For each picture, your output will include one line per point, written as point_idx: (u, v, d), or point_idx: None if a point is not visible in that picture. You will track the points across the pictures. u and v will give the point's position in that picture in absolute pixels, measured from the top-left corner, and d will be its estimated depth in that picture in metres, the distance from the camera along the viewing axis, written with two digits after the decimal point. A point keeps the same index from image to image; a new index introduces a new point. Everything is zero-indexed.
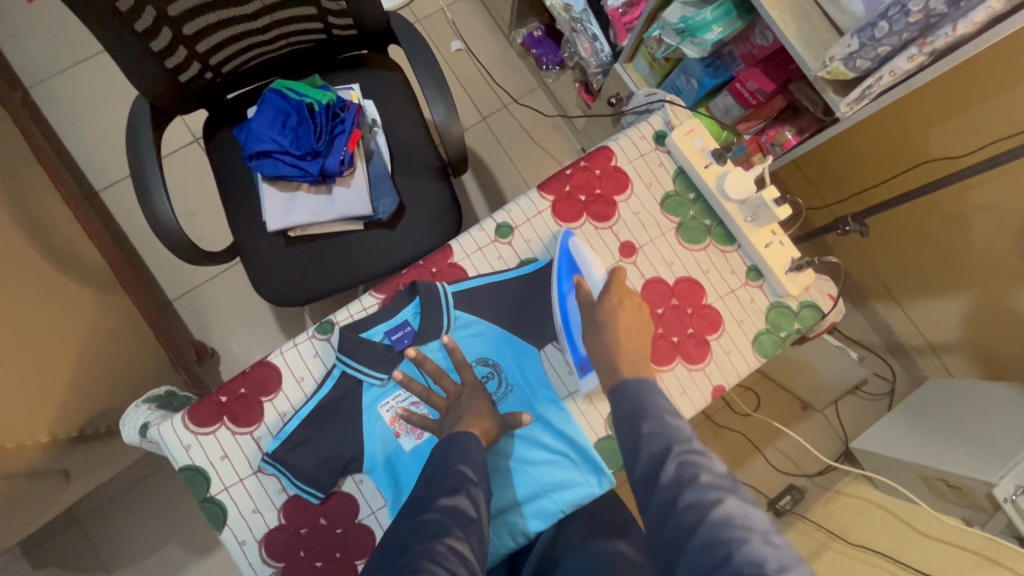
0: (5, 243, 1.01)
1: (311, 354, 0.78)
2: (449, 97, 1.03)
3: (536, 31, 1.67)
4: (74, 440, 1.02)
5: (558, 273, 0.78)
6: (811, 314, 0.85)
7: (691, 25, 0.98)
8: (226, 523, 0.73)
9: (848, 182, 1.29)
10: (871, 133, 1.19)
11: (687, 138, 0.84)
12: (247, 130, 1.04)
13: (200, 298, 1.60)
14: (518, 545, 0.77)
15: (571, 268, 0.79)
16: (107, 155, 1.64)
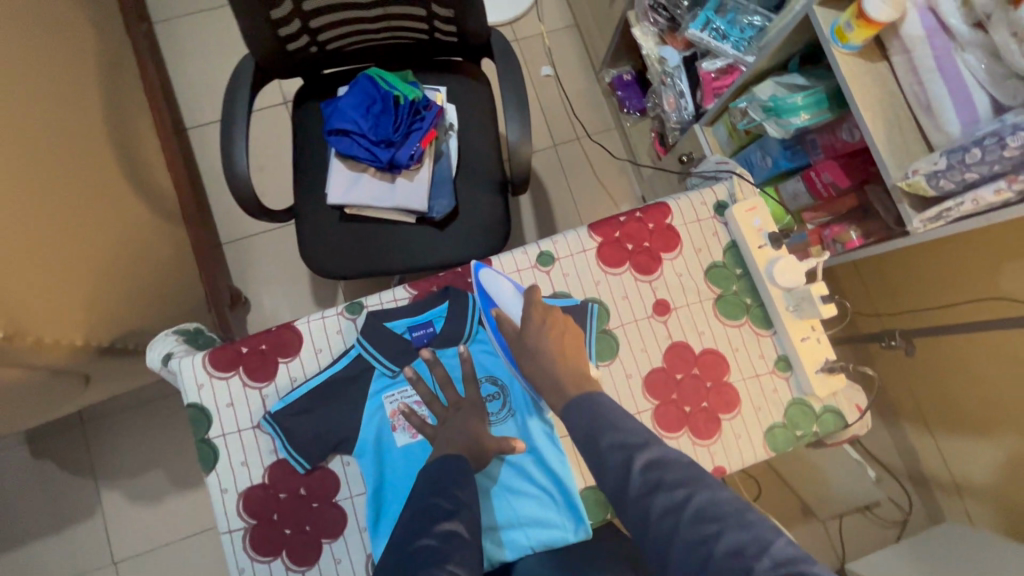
0: (96, 157, 1.09)
1: (335, 330, 0.80)
2: (526, 120, 1.06)
3: (626, 74, 1.69)
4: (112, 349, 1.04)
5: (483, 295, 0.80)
6: (832, 420, 0.81)
7: (779, 105, 0.99)
8: (214, 466, 0.76)
9: (902, 296, 1.25)
10: (937, 256, 1.15)
11: (748, 215, 0.83)
12: (334, 107, 1.09)
13: (251, 248, 1.68)
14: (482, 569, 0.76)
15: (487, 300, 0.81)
16: (203, 98, 1.76)
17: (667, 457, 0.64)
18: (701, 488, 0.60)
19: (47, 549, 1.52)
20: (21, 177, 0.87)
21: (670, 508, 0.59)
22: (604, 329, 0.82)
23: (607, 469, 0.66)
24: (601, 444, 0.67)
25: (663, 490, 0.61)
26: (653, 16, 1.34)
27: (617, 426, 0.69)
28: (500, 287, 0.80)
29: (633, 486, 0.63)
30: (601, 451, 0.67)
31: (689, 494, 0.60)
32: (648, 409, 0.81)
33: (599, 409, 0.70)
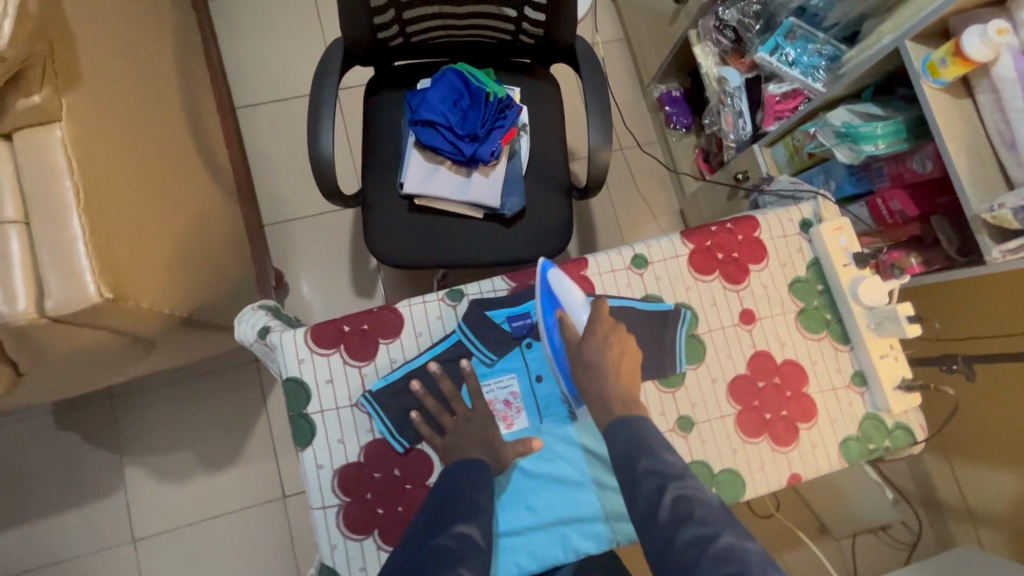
0: (174, 128, 1.09)
1: (434, 315, 0.82)
2: (606, 126, 1.09)
3: (676, 91, 1.74)
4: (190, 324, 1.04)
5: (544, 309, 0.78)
6: (903, 436, 0.85)
7: (857, 132, 1.02)
8: (310, 443, 0.76)
9: (963, 322, 1.17)
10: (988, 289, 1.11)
11: (834, 234, 0.87)
12: (420, 97, 1.11)
13: (293, 232, 1.68)
14: (566, 560, 0.77)
15: (550, 299, 0.80)
16: (254, 79, 1.76)
17: (699, 494, 0.66)
18: (725, 530, 0.62)
19: (67, 522, 1.49)
20: (121, 142, 0.87)
21: (695, 541, 0.62)
22: (693, 333, 0.85)
23: (640, 492, 0.67)
24: (638, 468, 0.69)
25: (691, 523, 0.63)
26: (717, 36, 1.38)
27: (652, 441, 0.71)
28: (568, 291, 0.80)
29: (662, 518, 0.65)
30: (634, 473, 0.69)
31: (717, 532, 0.62)
32: (731, 413, 0.84)
33: (652, 447, 0.70)
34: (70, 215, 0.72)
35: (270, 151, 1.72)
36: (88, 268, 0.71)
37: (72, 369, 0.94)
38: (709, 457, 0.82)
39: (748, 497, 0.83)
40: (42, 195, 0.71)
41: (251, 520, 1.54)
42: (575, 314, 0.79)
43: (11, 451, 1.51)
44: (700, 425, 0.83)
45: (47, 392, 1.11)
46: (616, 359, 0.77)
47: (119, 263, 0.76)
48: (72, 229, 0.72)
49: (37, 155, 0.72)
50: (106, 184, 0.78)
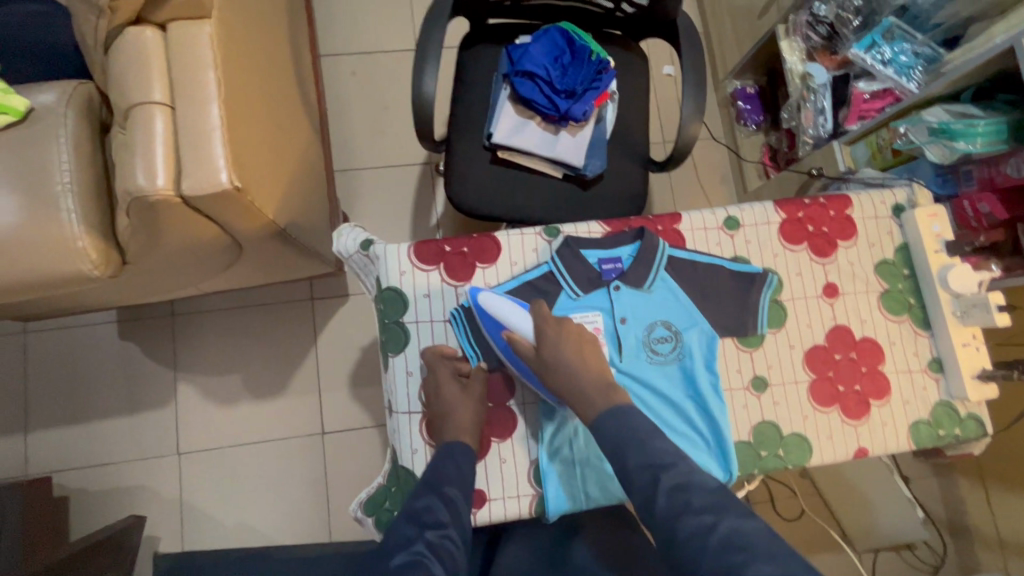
0: (282, 54, 1.14)
1: (531, 247, 0.86)
2: (699, 101, 1.11)
3: (750, 87, 1.72)
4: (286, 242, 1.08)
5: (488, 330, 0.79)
6: (974, 426, 0.86)
7: (954, 129, 1.03)
8: (403, 349, 0.82)
9: None
10: None
11: (928, 220, 0.87)
12: (523, 51, 1.15)
13: (360, 181, 1.73)
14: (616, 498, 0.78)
15: (496, 323, 0.78)
16: (340, 29, 1.80)
17: (693, 482, 0.64)
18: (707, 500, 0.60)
19: (118, 428, 1.56)
20: (250, 54, 0.91)
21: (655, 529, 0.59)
22: (777, 299, 0.87)
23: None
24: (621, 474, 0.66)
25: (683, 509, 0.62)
26: (808, 31, 1.38)
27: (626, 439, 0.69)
28: (501, 308, 0.77)
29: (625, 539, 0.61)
30: (609, 448, 0.66)
31: (714, 521, 0.60)
32: (805, 380, 0.85)
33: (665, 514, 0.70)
34: (210, 105, 0.76)
35: (346, 101, 1.76)
36: (222, 159, 0.75)
37: (169, 264, 0.99)
38: (780, 419, 0.84)
39: (812, 464, 0.84)
40: (188, 83, 0.76)
41: (289, 451, 1.58)
42: (523, 329, 0.76)
43: (75, 354, 1.58)
44: (773, 387, 0.85)
45: (132, 293, 1.16)
46: (578, 351, 0.75)
47: (245, 161, 0.80)
48: (211, 117, 0.76)
49: (187, 48, 0.77)
50: (239, 86, 0.83)
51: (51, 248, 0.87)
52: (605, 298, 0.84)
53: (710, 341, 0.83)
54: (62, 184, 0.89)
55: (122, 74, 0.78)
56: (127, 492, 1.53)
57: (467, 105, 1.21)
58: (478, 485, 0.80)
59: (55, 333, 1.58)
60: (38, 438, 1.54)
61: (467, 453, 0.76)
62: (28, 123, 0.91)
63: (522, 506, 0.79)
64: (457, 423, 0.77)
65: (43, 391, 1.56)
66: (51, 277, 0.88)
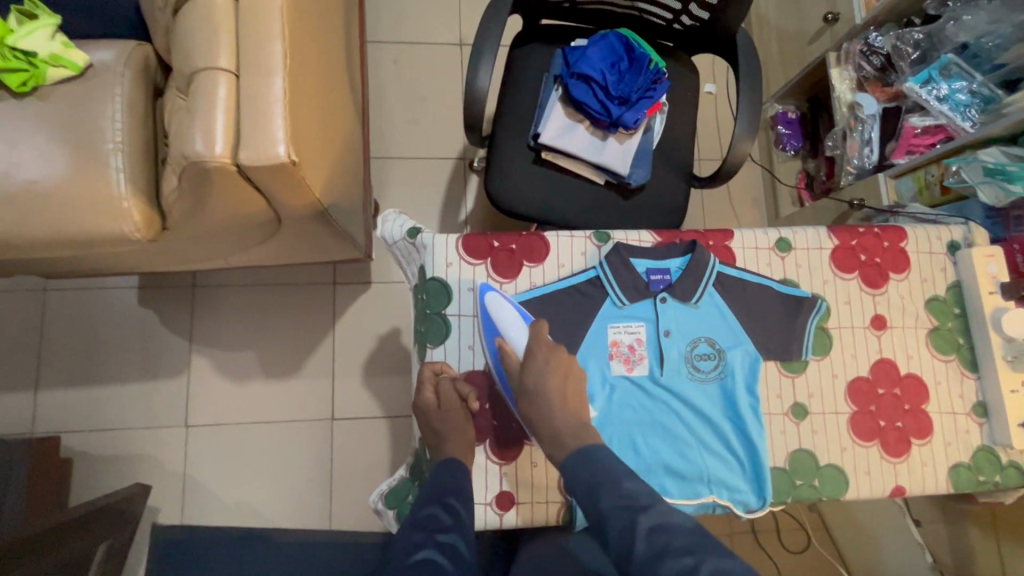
0: (338, 34, 1.13)
1: (579, 251, 0.85)
2: (752, 120, 1.10)
3: (792, 113, 1.71)
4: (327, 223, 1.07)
5: (483, 331, 0.79)
6: (1015, 475, 0.83)
7: (1011, 171, 1.02)
8: (443, 342, 0.81)
9: None
10: None
11: (984, 260, 0.86)
12: (579, 53, 1.14)
13: (394, 170, 1.72)
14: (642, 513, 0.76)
15: (493, 328, 0.78)
16: (389, 16, 1.80)
17: None
18: None
19: (129, 394, 1.55)
20: (312, 30, 0.90)
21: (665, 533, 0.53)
22: (823, 326, 0.85)
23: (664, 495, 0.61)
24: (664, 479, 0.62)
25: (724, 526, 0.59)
26: (861, 61, 1.36)
27: None
28: (503, 314, 0.77)
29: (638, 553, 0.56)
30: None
31: None
32: (846, 412, 0.83)
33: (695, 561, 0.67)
34: (274, 76, 0.75)
35: (388, 90, 1.76)
36: (280, 130, 0.74)
37: (207, 234, 0.98)
38: (817, 448, 0.82)
39: (846, 498, 0.82)
40: (255, 51, 0.75)
41: (297, 434, 1.57)
42: (516, 341, 0.76)
43: (94, 316, 1.57)
44: (813, 416, 0.83)
45: (162, 259, 1.15)
46: None
47: (301, 135, 0.79)
48: (275, 88, 0.75)
49: (258, 17, 0.76)
50: (301, 59, 0.81)
51: (94, 204, 0.86)
52: (651, 308, 0.82)
53: (754, 363, 0.81)
54: (113, 142, 0.89)
55: (189, 38, 0.77)
56: (132, 459, 1.52)
57: (515, 102, 1.20)
58: (507, 486, 0.78)
59: (76, 293, 1.57)
60: (50, 396, 1.53)
61: None
62: (85, 79, 0.91)
63: (548, 513, 0.78)
64: None
65: (58, 349, 1.55)
66: (90, 234, 0.87)
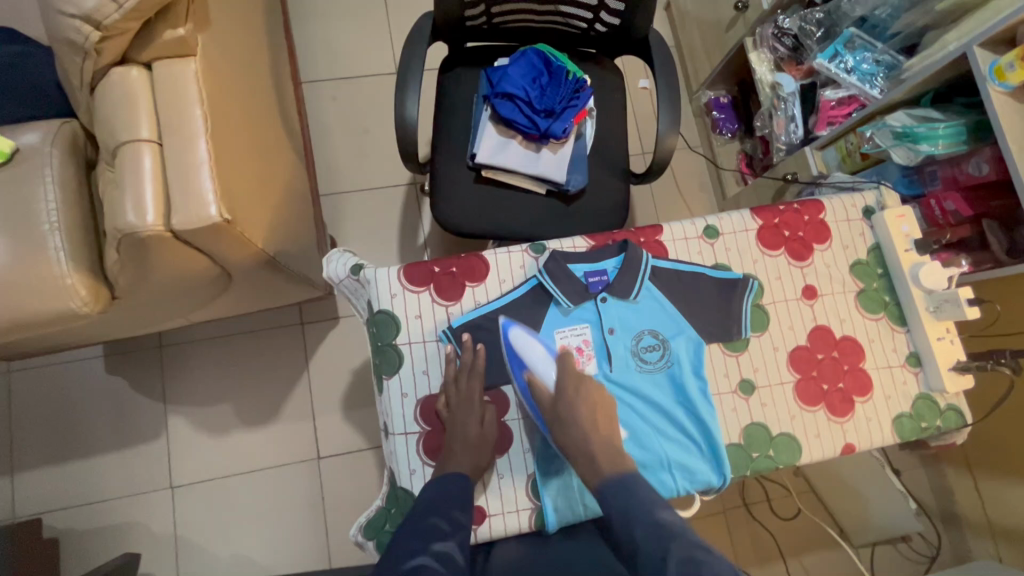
0: (265, 85, 1.15)
1: (518, 265, 0.87)
2: (674, 115, 1.15)
3: (723, 98, 1.77)
4: (279, 268, 1.09)
5: (509, 364, 0.80)
6: (954, 417, 0.88)
7: (918, 132, 1.08)
8: (397, 371, 0.82)
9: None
10: None
11: (897, 220, 0.91)
12: (501, 72, 1.18)
13: (347, 204, 1.74)
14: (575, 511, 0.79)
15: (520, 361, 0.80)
16: (322, 55, 1.83)
17: None
18: None
19: (107, 463, 1.53)
20: (234, 87, 0.93)
21: None
22: (759, 303, 0.89)
23: None
24: None
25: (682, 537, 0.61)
26: (774, 43, 1.43)
27: None
28: (530, 348, 0.79)
29: None
30: None
31: None
32: (791, 380, 0.87)
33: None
34: (197, 139, 0.77)
35: (330, 127, 1.78)
36: (210, 191, 0.76)
37: (159, 297, 0.99)
38: (768, 420, 0.86)
39: (802, 462, 0.86)
40: (174, 118, 0.77)
41: (286, 478, 1.57)
42: (545, 373, 0.78)
43: (61, 391, 1.56)
44: (760, 389, 0.87)
45: (121, 327, 1.16)
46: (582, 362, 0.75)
47: (232, 191, 0.81)
48: (200, 152, 0.77)
49: (173, 84, 0.78)
50: (223, 118, 0.84)
51: (39, 287, 0.87)
52: (594, 312, 0.85)
53: (696, 349, 0.85)
54: (49, 222, 0.90)
55: (107, 112, 0.79)
56: (118, 529, 1.51)
57: (449, 126, 1.24)
58: (478, 501, 0.80)
59: (39, 370, 1.56)
60: (26, 478, 1.51)
61: (457, 477, 0.75)
62: (13, 164, 0.92)
63: (521, 521, 0.80)
64: (451, 443, 0.77)
65: (29, 429, 1.53)
66: (40, 316, 0.88)
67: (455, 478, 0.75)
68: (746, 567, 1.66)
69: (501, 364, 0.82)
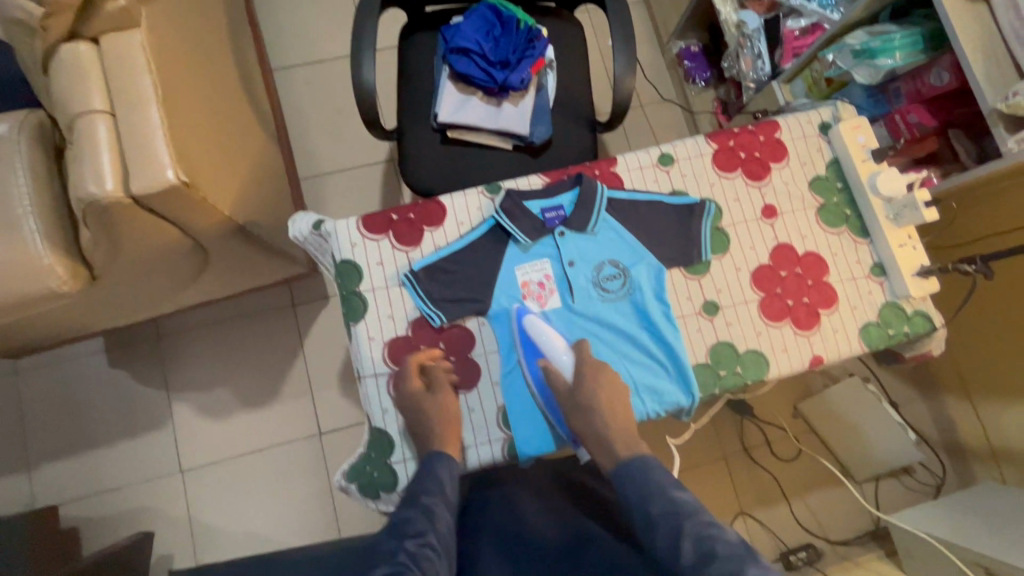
0: (226, 63, 1.17)
1: (475, 206, 0.89)
2: (631, 55, 1.15)
3: (694, 46, 1.75)
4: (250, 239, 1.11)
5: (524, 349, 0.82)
6: (922, 322, 0.89)
7: (874, 47, 1.06)
8: (363, 317, 0.84)
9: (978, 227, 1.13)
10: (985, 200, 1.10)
11: (853, 132, 0.91)
12: (455, 29, 1.20)
13: (327, 185, 1.76)
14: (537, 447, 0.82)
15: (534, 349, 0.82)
16: (291, 40, 1.84)
17: None
18: None
19: (117, 453, 1.58)
20: (188, 61, 0.95)
21: None
22: (718, 226, 0.90)
23: None
24: None
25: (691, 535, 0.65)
26: None
27: None
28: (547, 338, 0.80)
29: None
30: None
31: None
32: (754, 298, 0.88)
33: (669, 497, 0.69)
34: (149, 106, 0.79)
35: (304, 111, 1.80)
36: (166, 155, 0.79)
37: (138, 275, 1.03)
38: (734, 338, 0.87)
39: (771, 378, 0.87)
40: (126, 89, 0.79)
41: (290, 455, 1.61)
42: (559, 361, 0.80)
43: (68, 387, 1.61)
44: (724, 309, 0.88)
45: (111, 313, 1.20)
46: None
47: (190, 157, 0.83)
48: (152, 119, 0.79)
49: (121, 56, 0.80)
50: (175, 87, 0.86)
51: (19, 267, 0.91)
52: (551, 247, 0.86)
53: (657, 275, 0.87)
54: (23, 205, 0.93)
55: (61, 88, 0.81)
56: (132, 515, 1.56)
57: (411, 90, 1.25)
58: None
59: (45, 368, 1.61)
60: (41, 472, 1.56)
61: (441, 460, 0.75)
62: None
63: (493, 451, 0.82)
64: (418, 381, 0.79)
65: (40, 426, 1.59)
66: (24, 296, 0.91)
67: (438, 459, 0.76)
68: (749, 510, 1.67)
69: (463, 303, 0.84)
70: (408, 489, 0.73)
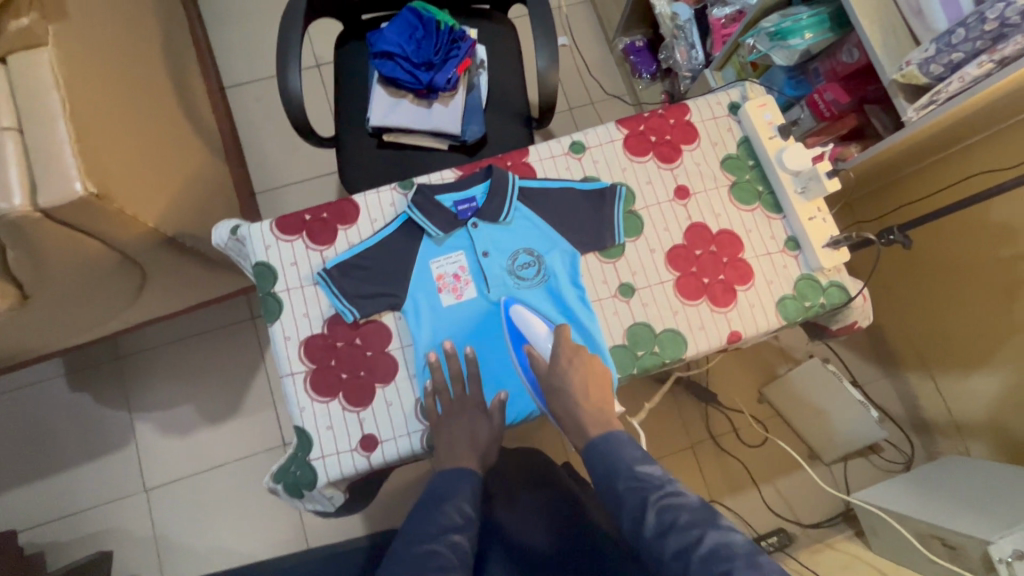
0: (158, 79, 1.19)
1: (388, 202, 0.90)
2: (553, 51, 1.17)
3: (638, 42, 1.79)
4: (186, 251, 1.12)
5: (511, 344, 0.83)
6: (838, 293, 0.89)
7: (785, 28, 1.08)
8: (279, 317, 0.85)
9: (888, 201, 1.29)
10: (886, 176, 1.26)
11: (759, 110, 0.93)
12: (380, 34, 1.22)
13: (282, 198, 1.77)
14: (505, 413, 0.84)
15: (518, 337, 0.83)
16: (242, 58, 1.86)
17: None
18: None
19: (81, 475, 1.58)
20: (106, 77, 0.96)
21: None
22: (630, 210, 0.91)
23: None
24: None
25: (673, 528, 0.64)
26: None
27: None
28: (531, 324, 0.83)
29: None
30: None
31: None
32: (670, 278, 0.89)
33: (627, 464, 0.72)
34: (57, 121, 0.81)
35: (257, 126, 1.82)
36: (74, 168, 0.80)
37: (72, 290, 1.03)
38: (651, 318, 0.88)
39: (690, 356, 0.88)
40: (34, 105, 0.81)
41: (253, 468, 1.60)
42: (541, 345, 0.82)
43: (31, 411, 1.61)
44: (640, 290, 0.88)
45: (55, 331, 1.20)
46: None
47: (103, 170, 0.84)
48: (59, 133, 0.80)
49: (28, 73, 0.82)
50: (88, 102, 0.87)
51: None
52: (466, 238, 0.88)
53: (572, 261, 0.88)
54: None
55: None
56: (98, 536, 1.55)
57: (345, 97, 1.27)
58: (369, 430, 0.82)
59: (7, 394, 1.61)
60: (5, 498, 1.56)
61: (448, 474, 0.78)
62: None
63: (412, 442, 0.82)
64: None
65: (4, 452, 1.59)
66: None
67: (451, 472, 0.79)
68: (719, 497, 1.66)
69: (377, 298, 0.84)
70: (427, 494, 0.78)
